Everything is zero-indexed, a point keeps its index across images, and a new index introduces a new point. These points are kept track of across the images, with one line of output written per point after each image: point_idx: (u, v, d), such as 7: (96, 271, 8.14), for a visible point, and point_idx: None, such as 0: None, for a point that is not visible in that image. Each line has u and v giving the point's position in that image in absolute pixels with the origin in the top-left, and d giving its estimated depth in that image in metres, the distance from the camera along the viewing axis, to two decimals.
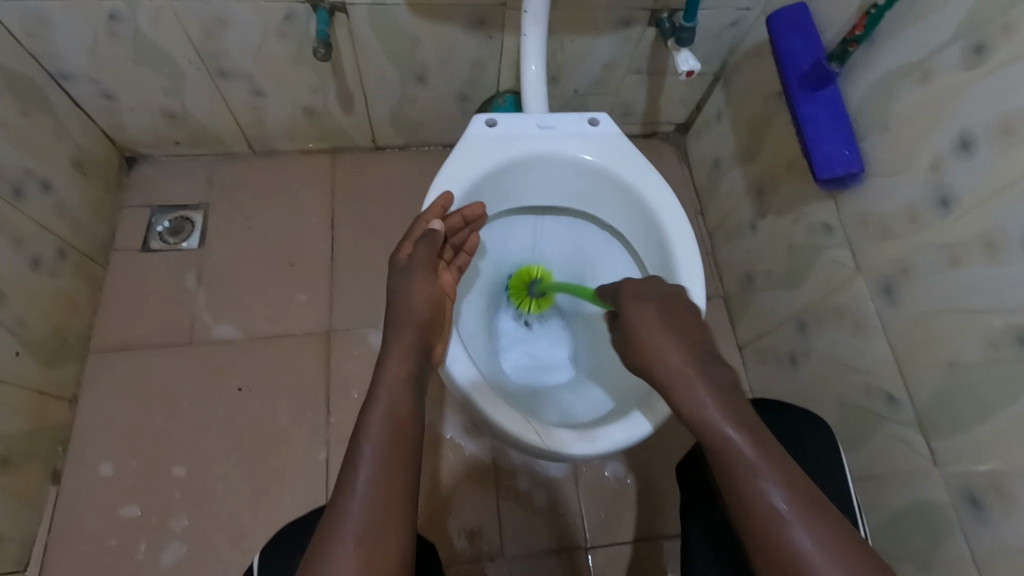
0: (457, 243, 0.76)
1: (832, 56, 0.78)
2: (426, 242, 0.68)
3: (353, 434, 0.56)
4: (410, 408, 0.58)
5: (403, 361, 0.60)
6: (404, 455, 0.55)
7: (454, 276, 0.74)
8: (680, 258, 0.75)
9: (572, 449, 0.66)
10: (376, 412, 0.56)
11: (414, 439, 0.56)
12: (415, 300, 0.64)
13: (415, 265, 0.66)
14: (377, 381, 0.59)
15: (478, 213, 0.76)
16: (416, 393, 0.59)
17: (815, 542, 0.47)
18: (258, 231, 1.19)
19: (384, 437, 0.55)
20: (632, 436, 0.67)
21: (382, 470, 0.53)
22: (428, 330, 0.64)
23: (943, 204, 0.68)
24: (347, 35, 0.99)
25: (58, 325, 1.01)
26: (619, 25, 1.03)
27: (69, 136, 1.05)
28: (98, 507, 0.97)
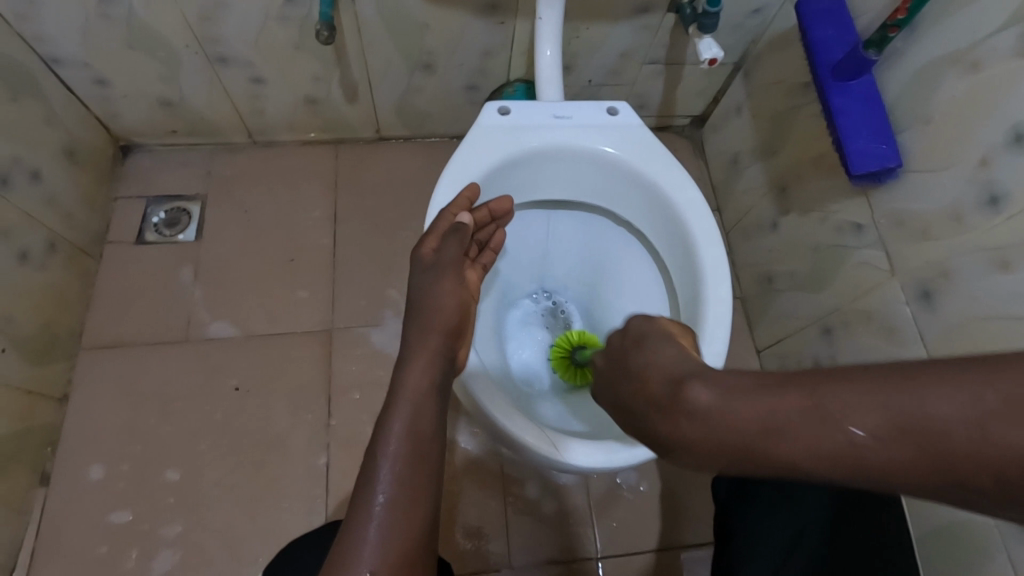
0: (482, 241, 0.73)
1: (870, 43, 0.72)
2: (455, 237, 0.64)
3: (370, 449, 0.52)
4: (433, 421, 0.53)
5: (425, 369, 0.55)
6: (426, 472, 0.51)
7: (479, 274, 0.71)
8: (706, 258, 0.71)
9: (590, 461, 0.62)
10: (394, 425, 0.52)
11: (436, 454, 0.53)
12: (445, 301, 0.60)
13: (446, 261, 0.63)
14: (398, 389, 0.54)
15: (506, 207, 0.73)
16: (441, 404, 0.55)
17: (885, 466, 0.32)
18: (257, 225, 1.15)
19: (404, 453, 0.51)
20: (650, 449, 0.63)
21: (404, 489, 0.50)
22: (454, 335, 0.60)
23: (990, 203, 0.64)
24: (352, 19, 0.94)
25: (48, 321, 0.97)
26: (637, 12, 0.99)
27: (60, 123, 1.00)
28: (87, 511, 0.93)
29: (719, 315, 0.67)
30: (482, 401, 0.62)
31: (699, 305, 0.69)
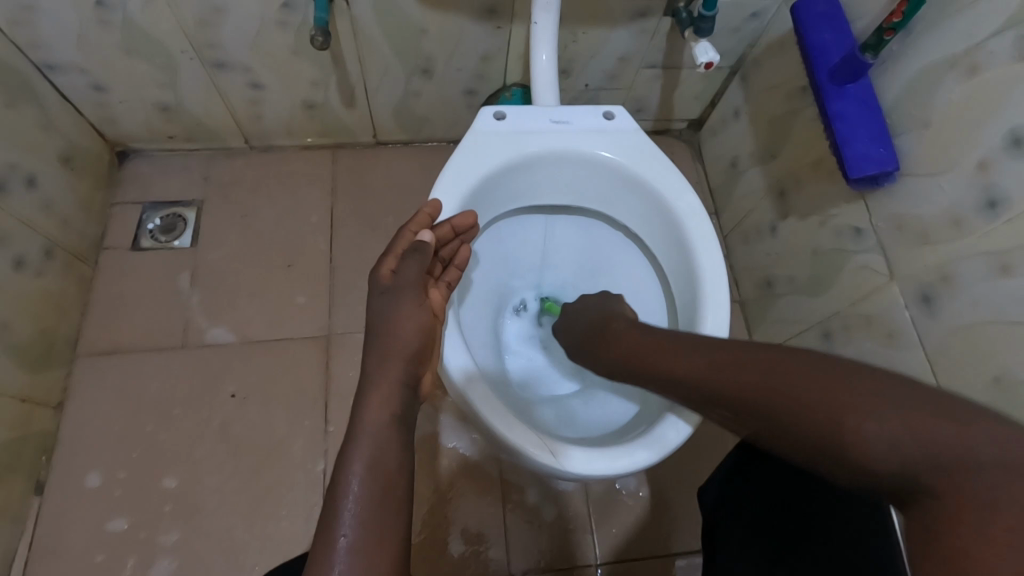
0: (446, 258, 0.69)
1: (866, 47, 0.72)
2: (416, 257, 0.62)
3: (330, 492, 0.51)
4: (398, 456, 0.53)
5: (384, 403, 0.55)
6: (391, 509, 0.50)
7: (443, 293, 0.67)
8: (704, 263, 0.71)
9: (588, 468, 0.61)
10: (354, 466, 0.51)
11: (403, 489, 0.52)
12: (401, 324, 0.59)
13: (405, 282, 0.61)
14: (358, 425, 0.54)
15: (470, 223, 0.69)
16: (404, 437, 0.55)
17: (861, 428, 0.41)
18: (256, 230, 1.14)
19: (367, 493, 0.50)
20: (637, 462, 0.62)
21: (369, 532, 0.48)
22: (414, 359, 0.59)
23: (990, 207, 0.64)
24: (349, 24, 0.94)
25: (43, 328, 0.96)
26: (634, 17, 0.99)
27: (57, 129, 1.00)
28: (83, 520, 0.92)
29: (718, 320, 0.67)
30: (476, 403, 0.62)
31: (697, 310, 0.69)
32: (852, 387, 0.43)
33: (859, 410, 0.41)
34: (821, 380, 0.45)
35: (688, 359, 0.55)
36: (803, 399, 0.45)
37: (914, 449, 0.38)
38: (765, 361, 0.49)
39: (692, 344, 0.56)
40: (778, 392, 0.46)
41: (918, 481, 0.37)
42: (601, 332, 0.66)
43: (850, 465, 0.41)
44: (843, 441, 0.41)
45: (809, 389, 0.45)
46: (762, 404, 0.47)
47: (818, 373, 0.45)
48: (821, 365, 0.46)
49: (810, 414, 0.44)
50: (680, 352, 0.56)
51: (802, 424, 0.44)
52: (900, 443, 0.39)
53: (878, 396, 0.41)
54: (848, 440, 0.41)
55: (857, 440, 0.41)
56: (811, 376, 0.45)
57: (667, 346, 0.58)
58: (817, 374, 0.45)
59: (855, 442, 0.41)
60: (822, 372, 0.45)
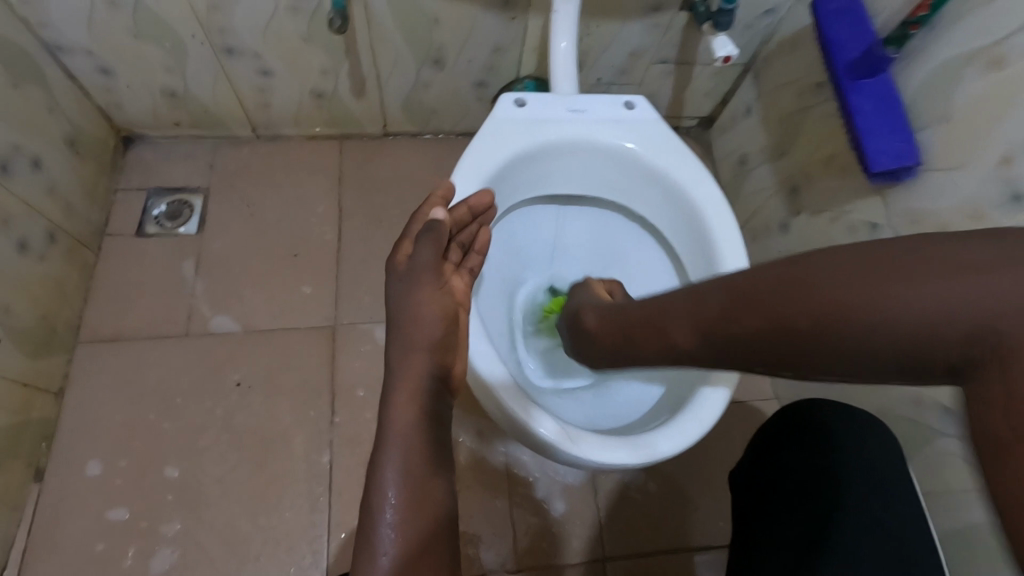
0: (465, 242, 0.68)
1: (890, 40, 0.73)
2: (431, 237, 0.60)
3: (366, 502, 0.51)
4: (430, 464, 0.53)
5: (412, 401, 0.55)
6: (431, 514, 0.51)
7: (463, 282, 0.66)
8: (723, 255, 0.70)
9: (607, 458, 0.60)
10: (389, 475, 0.51)
11: (441, 495, 0.52)
12: (422, 311, 0.59)
13: (421, 267, 0.60)
14: (386, 430, 0.53)
15: (486, 203, 0.68)
16: (436, 435, 0.54)
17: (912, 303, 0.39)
18: (262, 220, 1.13)
19: (403, 501, 0.50)
20: (658, 453, 0.61)
21: (410, 549, 0.48)
22: (441, 350, 0.58)
23: (1013, 200, 0.63)
24: (362, 11, 0.93)
25: (45, 313, 0.94)
26: (649, 10, 0.98)
27: (62, 111, 0.98)
28: (82, 509, 0.90)
29: None
30: (500, 395, 0.60)
31: None
32: (882, 275, 0.41)
33: (897, 291, 0.40)
34: (854, 275, 0.42)
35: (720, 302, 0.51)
36: (850, 300, 0.42)
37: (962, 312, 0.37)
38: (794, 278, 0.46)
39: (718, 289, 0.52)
40: (825, 306, 0.43)
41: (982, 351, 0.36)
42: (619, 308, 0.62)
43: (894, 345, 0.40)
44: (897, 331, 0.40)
45: (848, 295, 0.42)
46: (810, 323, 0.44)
47: (852, 272, 0.43)
48: (848, 264, 0.43)
49: (872, 317, 0.41)
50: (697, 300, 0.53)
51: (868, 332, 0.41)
52: (951, 310, 0.38)
53: (896, 272, 0.41)
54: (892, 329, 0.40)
55: (897, 319, 0.40)
56: (843, 276, 0.43)
57: (692, 304, 0.53)
58: (837, 275, 0.44)
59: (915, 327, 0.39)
60: (847, 269, 0.43)
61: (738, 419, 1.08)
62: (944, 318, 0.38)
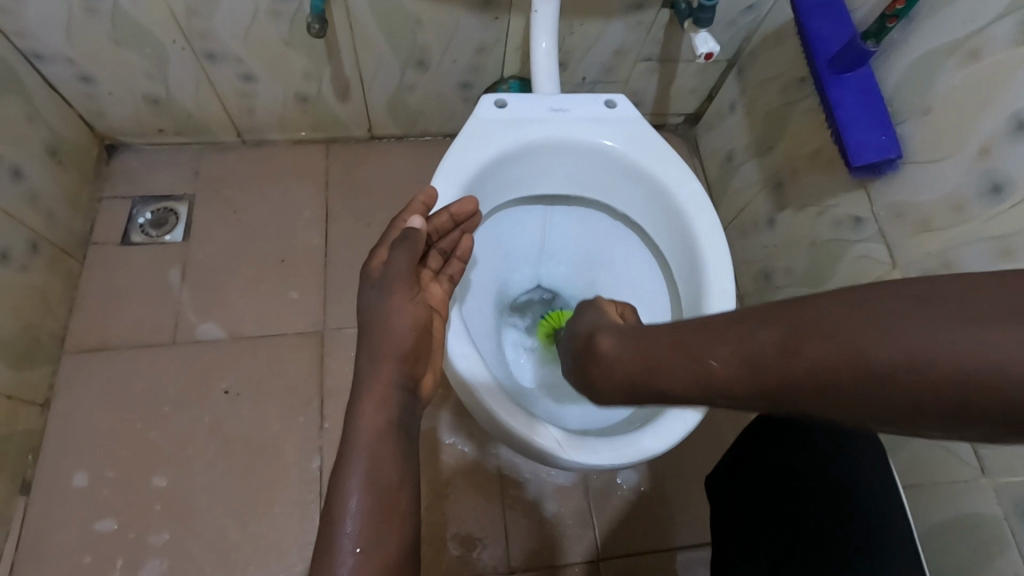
0: (446, 249, 0.67)
1: (867, 35, 0.71)
2: (406, 246, 0.60)
3: (328, 508, 0.51)
4: (393, 469, 0.52)
5: (377, 409, 0.54)
6: (391, 523, 0.50)
7: (443, 289, 0.65)
8: (707, 251, 0.70)
9: (568, 457, 0.60)
10: (352, 486, 0.51)
11: (406, 499, 0.52)
12: (395, 320, 0.58)
13: (396, 273, 0.59)
14: (351, 439, 0.53)
15: (469, 210, 0.67)
16: (401, 443, 0.54)
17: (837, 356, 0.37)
18: (248, 226, 1.12)
19: (365, 509, 0.50)
20: (625, 455, 0.61)
21: (370, 558, 0.48)
22: (410, 359, 0.58)
23: (992, 192, 0.63)
24: (343, 14, 0.92)
25: (28, 324, 0.93)
26: (631, 8, 0.98)
27: (42, 120, 0.97)
28: (70, 521, 0.89)
29: (721, 308, 0.67)
30: (489, 402, 0.60)
31: (701, 300, 0.69)
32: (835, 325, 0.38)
33: (869, 342, 0.36)
34: (811, 332, 0.39)
35: (671, 343, 0.48)
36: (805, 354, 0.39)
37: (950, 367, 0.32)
38: (750, 338, 0.42)
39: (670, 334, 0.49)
40: (779, 363, 0.40)
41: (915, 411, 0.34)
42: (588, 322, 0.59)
43: (850, 405, 0.37)
44: (852, 384, 0.36)
45: (810, 349, 0.38)
46: (772, 372, 0.40)
47: (815, 324, 0.39)
48: (815, 312, 0.39)
49: (832, 375, 0.37)
50: (654, 341, 0.49)
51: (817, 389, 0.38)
52: (875, 370, 0.35)
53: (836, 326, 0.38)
54: (829, 385, 0.37)
55: (850, 381, 0.36)
56: (798, 333, 0.40)
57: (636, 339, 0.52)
58: (791, 335, 0.40)
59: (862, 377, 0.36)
60: (805, 325, 0.39)
61: (729, 414, 1.08)
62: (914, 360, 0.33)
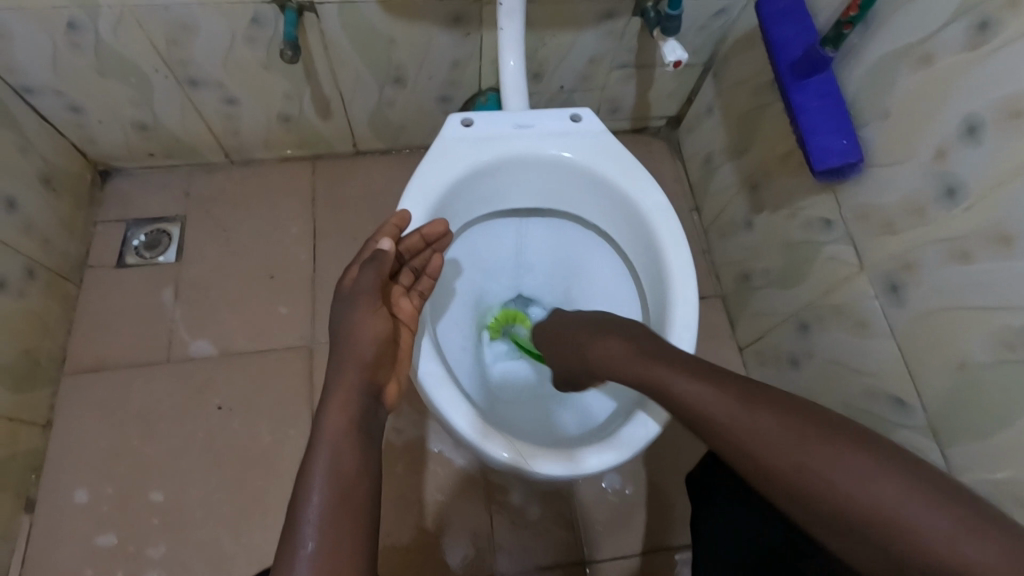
0: (418, 267, 0.69)
1: (826, 40, 0.72)
2: (373, 266, 0.61)
3: (291, 501, 0.49)
4: (357, 463, 0.51)
5: (343, 407, 0.54)
6: (352, 509, 0.49)
7: (414, 303, 0.66)
8: (672, 261, 0.72)
9: (540, 466, 0.62)
10: (314, 478, 0.49)
11: (367, 494, 0.50)
12: (362, 332, 0.58)
13: (362, 290, 0.60)
14: (318, 432, 0.52)
15: (440, 230, 0.68)
16: (365, 442, 0.53)
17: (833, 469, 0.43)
18: (238, 243, 1.16)
19: (328, 499, 0.48)
20: (604, 462, 0.63)
21: (330, 545, 0.46)
22: (373, 367, 0.57)
23: (948, 195, 0.64)
24: (318, 36, 0.95)
25: (28, 348, 0.97)
26: (601, 18, 0.99)
27: (35, 151, 1.01)
28: (72, 536, 0.93)
29: (684, 317, 0.68)
30: (442, 409, 0.63)
31: (666, 309, 0.70)
32: (820, 442, 0.45)
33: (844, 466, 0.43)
34: (799, 438, 0.46)
35: (688, 381, 0.53)
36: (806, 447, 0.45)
37: (874, 508, 0.41)
38: (742, 415, 0.49)
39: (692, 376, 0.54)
40: (783, 457, 0.46)
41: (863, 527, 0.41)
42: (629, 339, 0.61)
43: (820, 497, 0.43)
44: (808, 486, 0.44)
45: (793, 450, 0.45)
46: (751, 451, 0.47)
47: (823, 442, 0.45)
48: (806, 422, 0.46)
49: (787, 480, 0.45)
50: (675, 373, 0.55)
51: (780, 478, 0.46)
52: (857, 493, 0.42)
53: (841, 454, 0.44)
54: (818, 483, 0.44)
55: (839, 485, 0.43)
56: (791, 433, 0.46)
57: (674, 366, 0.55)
58: (784, 430, 0.47)
59: (837, 503, 0.43)
60: (797, 428, 0.46)
61: None
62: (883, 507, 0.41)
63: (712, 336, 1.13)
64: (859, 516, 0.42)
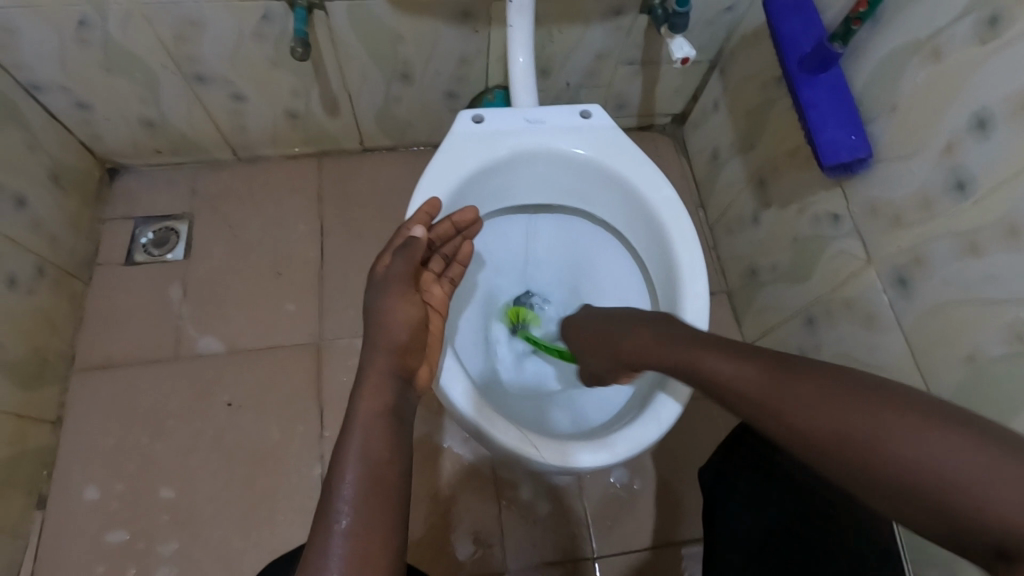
0: (449, 254, 0.70)
1: (835, 36, 0.72)
2: (406, 253, 0.61)
3: (325, 484, 0.48)
4: (391, 448, 0.51)
5: (376, 391, 0.54)
6: (386, 492, 0.48)
7: (445, 290, 0.67)
8: (682, 256, 0.72)
9: (545, 459, 0.62)
10: (349, 460, 0.49)
11: (399, 477, 0.50)
12: (395, 318, 0.58)
13: (394, 278, 0.60)
14: (352, 418, 0.52)
15: (470, 218, 0.69)
16: (396, 425, 0.53)
17: (869, 421, 0.42)
18: (244, 241, 1.16)
19: (362, 483, 0.48)
20: (611, 457, 0.63)
21: (364, 527, 0.46)
22: (404, 353, 0.58)
23: (958, 188, 0.64)
24: (326, 32, 0.95)
25: (37, 345, 0.97)
26: (609, 14, 0.99)
27: (43, 149, 1.01)
28: (82, 533, 0.93)
29: (695, 311, 0.68)
30: (453, 401, 0.63)
31: (676, 304, 0.70)
32: (822, 389, 0.46)
33: (871, 421, 0.42)
34: (836, 404, 0.44)
35: (718, 360, 0.54)
36: (830, 406, 0.45)
37: (928, 471, 0.38)
38: (766, 383, 0.50)
39: (721, 357, 0.54)
40: (809, 414, 0.45)
41: (918, 491, 0.38)
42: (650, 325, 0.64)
43: (852, 455, 0.42)
44: (856, 450, 0.42)
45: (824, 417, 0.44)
46: (765, 408, 0.49)
47: (850, 396, 0.44)
48: (832, 381, 0.46)
49: (824, 440, 0.44)
50: (703, 353, 0.56)
51: (825, 445, 0.44)
52: (894, 448, 0.40)
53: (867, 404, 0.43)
54: (854, 441, 0.42)
55: (876, 444, 0.41)
56: (826, 401, 0.45)
57: (693, 343, 0.58)
58: (803, 391, 0.47)
59: (877, 457, 0.41)
60: (833, 394, 0.45)
61: (720, 409, 1.10)
62: (933, 464, 0.38)
63: (718, 332, 1.13)
64: (911, 482, 0.39)
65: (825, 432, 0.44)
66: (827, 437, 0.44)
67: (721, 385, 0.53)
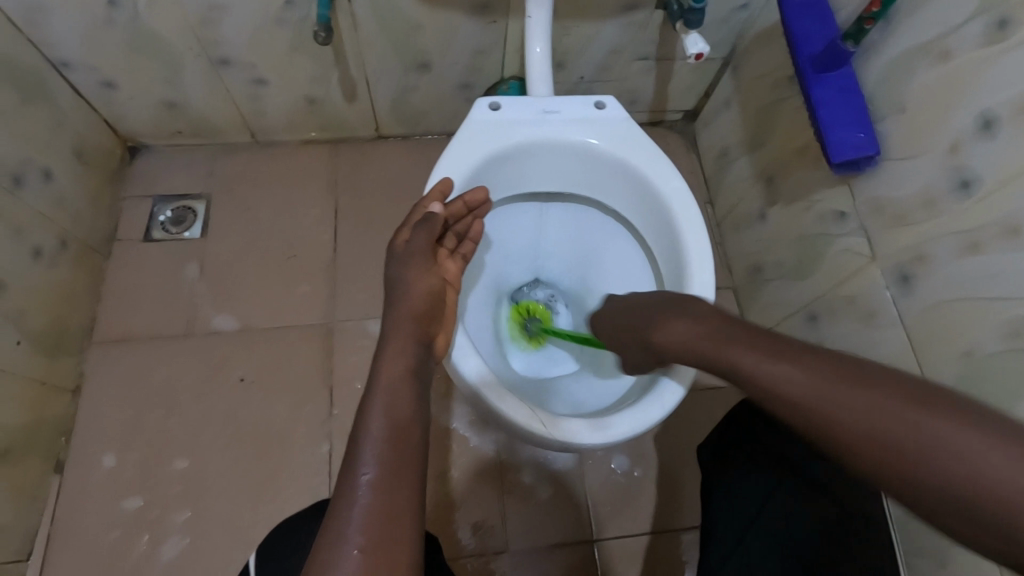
0: (462, 231, 0.72)
1: (848, 35, 0.73)
2: (425, 227, 0.65)
3: (352, 438, 0.51)
4: (412, 409, 0.53)
5: (398, 355, 0.56)
6: (409, 447, 0.50)
7: (458, 265, 0.70)
8: (691, 246, 0.74)
9: (541, 431, 0.65)
10: (372, 420, 0.51)
11: (420, 436, 0.52)
12: (412, 288, 0.62)
13: (414, 251, 0.64)
14: (373, 383, 0.54)
15: (480, 198, 0.72)
16: (419, 389, 0.55)
17: (929, 435, 0.40)
18: (260, 223, 1.18)
19: (384, 436, 0.50)
20: (606, 435, 0.66)
21: (386, 476, 0.48)
22: (425, 320, 0.61)
23: (963, 187, 0.66)
24: (348, 19, 0.97)
25: (58, 316, 1.00)
26: (625, 9, 1.01)
27: (69, 126, 1.04)
28: (98, 499, 0.96)
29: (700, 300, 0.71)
30: (462, 370, 0.66)
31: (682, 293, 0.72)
32: (870, 394, 0.44)
33: (930, 436, 0.40)
34: (890, 410, 0.42)
35: (755, 358, 0.51)
36: (882, 413, 0.42)
37: (985, 485, 0.37)
38: (806, 383, 0.47)
39: (757, 353, 0.51)
40: (858, 421, 0.43)
41: (976, 506, 0.37)
42: (707, 325, 0.57)
43: (910, 468, 0.40)
44: (911, 464, 0.40)
45: (925, 428, 0.40)
46: (809, 412, 0.46)
47: (898, 405, 0.42)
48: (890, 389, 0.44)
49: (876, 453, 0.42)
50: (739, 349, 0.53)
51: (878, 454, 0.42)
52: (952, 464, 0.38)
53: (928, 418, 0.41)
54: (907, 451, 0.40)
55: (934, 458, 0.39)
56: (881, 408, 0.43)
57: (721, 340, 0.55)
58: (855, 395, 0.44)
59: (923, 465, 0.40)
60: (886, 404, 0.43)
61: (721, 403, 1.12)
62: (998, 481, 0.37)
63: None
64: (966, 497, 0.37)
65: (878, 442, 0.42)
66: (880, 446, 0.42)
67: (754, 385, 0.50)
